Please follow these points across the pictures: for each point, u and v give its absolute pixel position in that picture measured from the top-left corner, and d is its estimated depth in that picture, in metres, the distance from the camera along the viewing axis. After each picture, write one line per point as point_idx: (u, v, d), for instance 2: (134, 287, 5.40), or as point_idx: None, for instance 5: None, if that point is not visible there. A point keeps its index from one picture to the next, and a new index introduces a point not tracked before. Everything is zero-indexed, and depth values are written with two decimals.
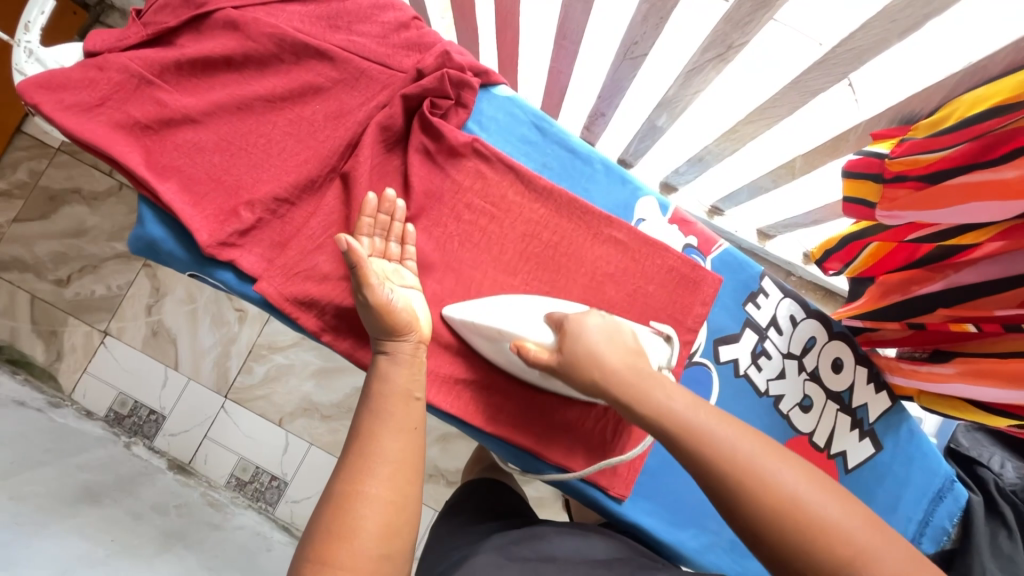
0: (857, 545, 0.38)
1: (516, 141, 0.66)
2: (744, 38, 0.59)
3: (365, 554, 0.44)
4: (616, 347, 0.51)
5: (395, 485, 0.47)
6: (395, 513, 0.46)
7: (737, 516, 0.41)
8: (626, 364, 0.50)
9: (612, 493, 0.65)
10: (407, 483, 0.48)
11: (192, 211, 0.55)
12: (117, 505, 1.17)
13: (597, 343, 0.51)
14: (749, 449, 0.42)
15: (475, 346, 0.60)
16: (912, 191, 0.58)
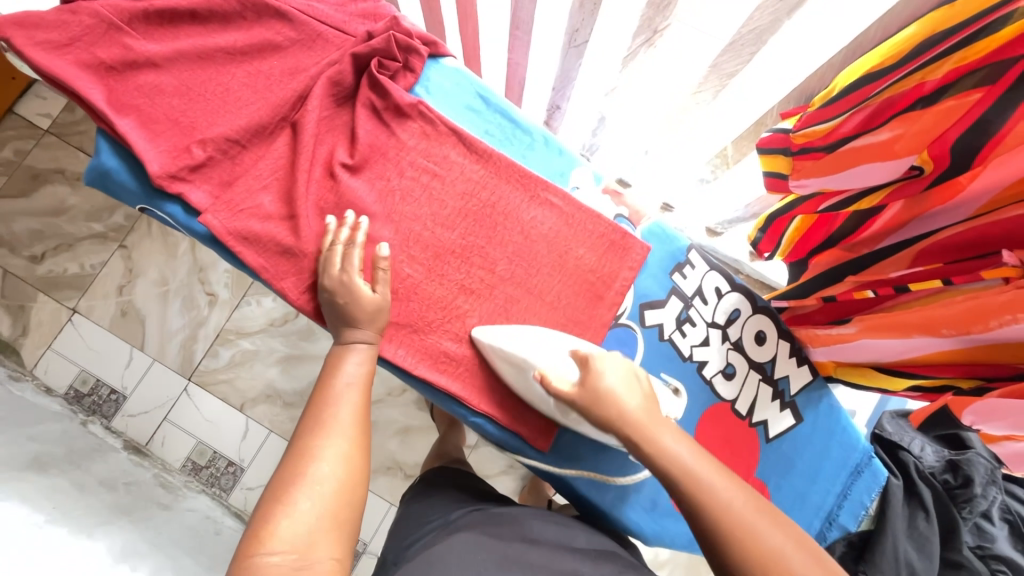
0: None
1: (460, 108, 0.70)
2: (666, 24, 0.67)
3: (311, 505, 0.46)
4: (632, 390, 0.52)
5: (348, 444, 0.52)
6: (348, 465, 0.50)
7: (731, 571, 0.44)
8: (642, 403, 0.52)
9: (534, 444, 0.67)
10: (364, 440, 0.53)
11: (146, 145, 0.59)
12: (65, 476, 1.16)
13: (617, 382, 0.53)
14: (746, 505, 0.45)
15: (498, 369, 0.65)
16: (817, 160, 0.63)
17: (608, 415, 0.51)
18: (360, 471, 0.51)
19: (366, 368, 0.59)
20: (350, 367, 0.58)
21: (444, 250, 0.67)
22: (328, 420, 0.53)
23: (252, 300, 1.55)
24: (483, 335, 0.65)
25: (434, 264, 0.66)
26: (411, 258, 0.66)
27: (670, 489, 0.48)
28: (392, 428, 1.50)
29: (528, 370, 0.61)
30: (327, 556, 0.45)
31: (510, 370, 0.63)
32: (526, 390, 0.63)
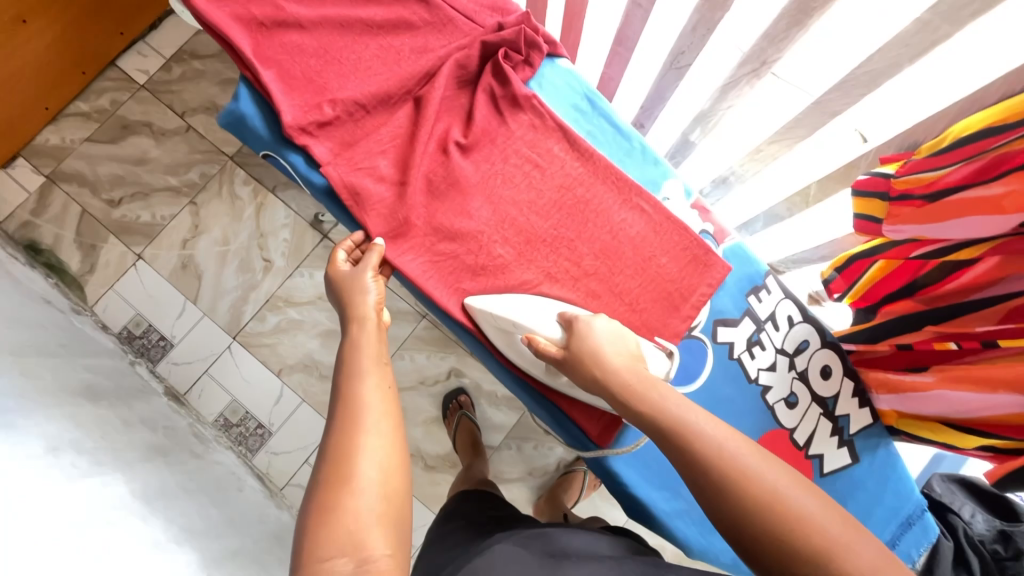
0: (831, 537, 0.40)
1: (568, 107, 0.73)
2: (779, 55, 0.66)
3: (367, 497, 0.45)
4: (617, 349, 0.56)
5: (382, 431, 0.51)
6: (385, 454, 0.49)
7: (724, 513, 0.43)
8: (625, 362, 0.55)
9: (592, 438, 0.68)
10: (395, 416, 0.54)
11: (283, 97, 0.63)
12: (112, 409, 1.21)
13: (603, 341, 0.57)
14: (740, 447, 0.46)
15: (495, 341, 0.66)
16: (915, 208, 0.60)
17: (596, 369, 0.55)
18: (399, 457, 0.51)
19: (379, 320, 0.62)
20: (365, 343, 0.59)
21: (537, 237, 0.70)
22: (355, 405, 0.53)
23: (305, 271, 1.58)
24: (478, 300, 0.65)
25: (526, 251, 0.69)
26: (503, 239, 0.68)
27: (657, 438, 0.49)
28: (421, 417, 1.51)
29: (516, 334, 0.63)
30: (384, 550, 0.43)
31: (505, 338, 0.65)
32: (519, 356, 0.65)
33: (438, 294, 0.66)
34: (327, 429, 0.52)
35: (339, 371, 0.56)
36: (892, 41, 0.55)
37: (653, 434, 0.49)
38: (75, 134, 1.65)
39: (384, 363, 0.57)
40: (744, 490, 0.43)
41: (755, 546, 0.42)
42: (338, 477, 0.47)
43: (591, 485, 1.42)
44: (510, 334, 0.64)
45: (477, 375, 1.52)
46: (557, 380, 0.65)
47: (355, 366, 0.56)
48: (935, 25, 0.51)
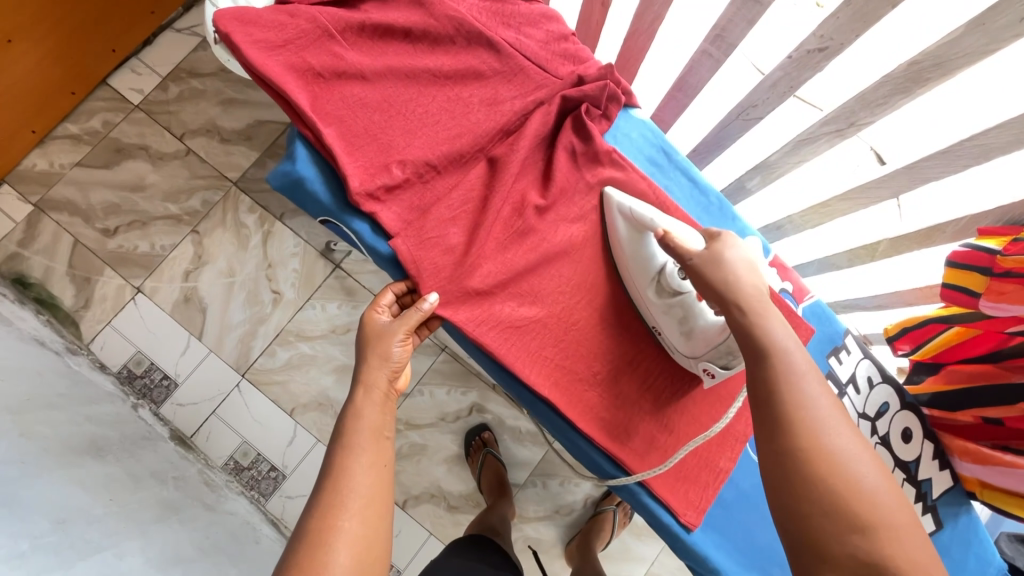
0: (879, 514, 0.39)
1: (643, 160, 0.69)
2: (871, 118, 0.62)
3: None
4: (755, 275, 0.53)
5: (367, 520, 0.48)
6: (365, 547, 0.47)
7: (782, 442, 0.43)
8: (760, 286, 0.52)
9: (683, 520, 0.62)
10: (384, 506, 0.50)
11: (347, 157, 0.57)
12: (119, 464, 1.12)
13: (743, 262, 0.53)
14: (829, 404, 0.44)
15: (613, 236, 0.63)
16: (1023, 286, 0.56)
17: (725, 278, 0.52)
18: (380, 547, 0.48)
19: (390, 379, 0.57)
20: (369, 411, 0.55)
21: (619, 303, 0.65)
22: (340, 488, 0.49)
23: (316, 303, 1.51)
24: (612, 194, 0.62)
25: (607, 317, 0.64)
26: (585, 309, 0.64)
27: (751, 357, 0.47)
28: (442, 454, 1.45)
29: (648, 229, 0.60)
30: None
31: (623, 236, 0.62)
32: (633, 255, 0.61)
33: (521, 365, 0.60)
34: (313, 496, 0.50)
35: (333, 442, 0.53)
36: (1018, 118, 0.50)
37: (750, 353, 0.48)
38: (65, 158, 1.54)
39: (386, 439, 0.53)
40: (800, 440, 0.42)
41: (780, 467, 0.42)
42: (312, 558, 0.45)
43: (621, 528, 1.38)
44: (637, 232, 0.61)
45: (501, 410, 1.47)
46: (651, 299, 0.61)
47: (350, 436, 0.53)
48: None
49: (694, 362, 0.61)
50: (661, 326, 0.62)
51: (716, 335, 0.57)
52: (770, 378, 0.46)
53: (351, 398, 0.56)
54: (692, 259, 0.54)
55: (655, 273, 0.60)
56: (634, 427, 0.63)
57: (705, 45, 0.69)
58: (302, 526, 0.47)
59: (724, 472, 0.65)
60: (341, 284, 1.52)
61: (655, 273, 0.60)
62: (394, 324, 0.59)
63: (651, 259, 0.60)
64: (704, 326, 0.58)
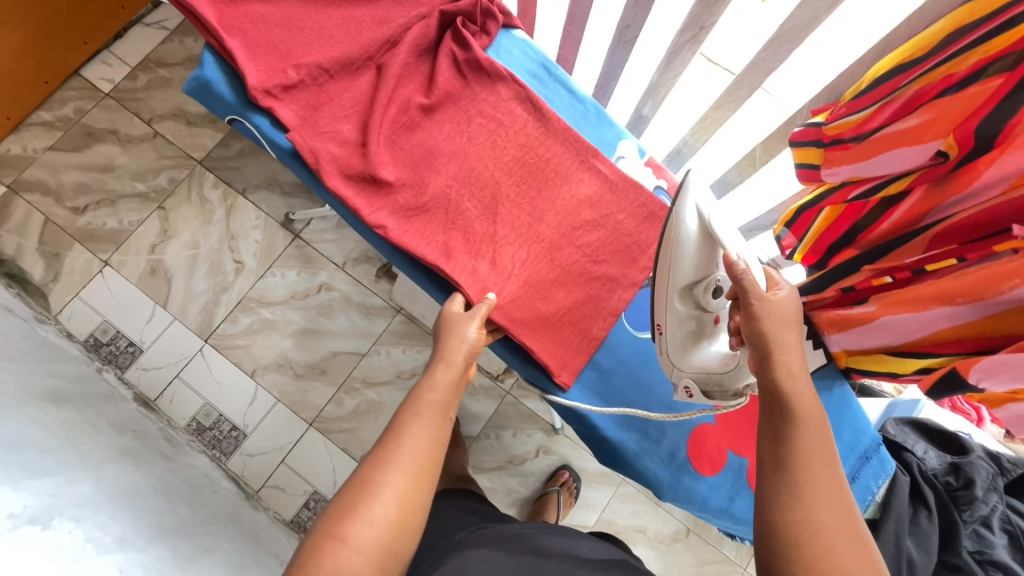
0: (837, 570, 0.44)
1: (525, 73, 0.78)
2: (714, 19, 0.72)
3: (366, 541, 0.47)
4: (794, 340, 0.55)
5: (411, 488, 0.51)
6: (403, 515, 0.49)
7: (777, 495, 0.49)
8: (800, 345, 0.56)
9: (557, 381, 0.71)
10: (432, 479, 0.52)
11: (248, 62, 0.65)
12: (78, 412, 1.18)
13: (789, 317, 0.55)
14: (841, 484, 0.48)
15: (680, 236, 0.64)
16: (846, 150, 0.65)
17: (777, 333, 0.54)
18: (415, 525, 0.50)
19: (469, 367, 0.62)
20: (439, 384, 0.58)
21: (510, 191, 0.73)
22: (402, 439, 0.53)
23: (276, 271, 1.58)
24: (690, 189, 0.62)
25: (492, 205, 0.72)
26: (474, 200, 0.71)
27: (780, 417, 0.52)
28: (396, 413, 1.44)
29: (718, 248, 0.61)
30: None
31: (689, 234, 0.63)
32: (692, 257, 0.63)
33: (413, 242, 0.67)
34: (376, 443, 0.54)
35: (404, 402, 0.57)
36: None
37: (780, 416, 0.52)
38: (38, 143, 1.63)
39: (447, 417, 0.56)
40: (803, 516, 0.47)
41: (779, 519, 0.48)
42: (356, 502, 0.49)
43: (568, 503, 1.40)
44: (704, 239, 0.62)
45: None
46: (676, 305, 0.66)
47: (426, 399, 0.57)
48: None
49: (680, 375, 0.69)
50: (668, 330, 0.68)
51: (713, 364, 0.65)
52: (788, 437, 0.51)
53: (429, 370, 0.60)
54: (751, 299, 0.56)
55: (694, 281, 0.65)
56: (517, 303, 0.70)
57: None
58: (358, 468, 0.52)
59: (596, 339, 0.74)
60: (300, 253, 1.60)
61: (693, 282, 0.64)
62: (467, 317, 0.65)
63: (700, 267, 0.64)
64: (709, 350, 0.65)
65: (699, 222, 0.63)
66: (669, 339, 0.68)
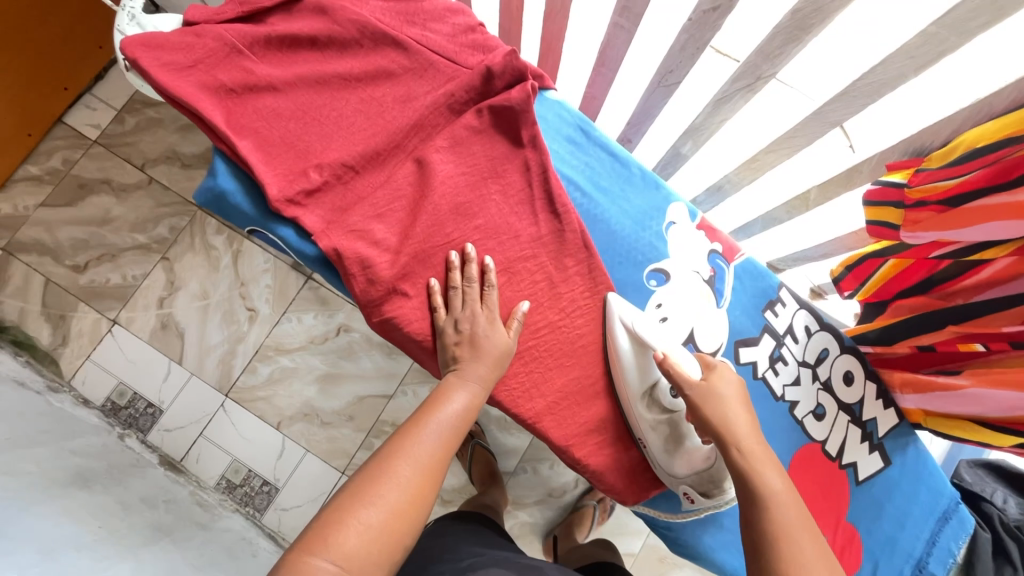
0: None
1: (562, 140, 0.71)
2: (773, 70, 0.64)
3: (369, 522, 0.46)
4: (743, 416, 0.58)
5: (421, 479, 0.50)
6: (414, 500, 0.49)
7: None
8: (750, 421, 0.58)
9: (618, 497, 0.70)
10: (440, 476, 0.52)
11: (264, 168, 0.59)
12: (107, 493, 1.12)
13: (729, 396, 0.59)
14: (821, 555, 0.47)
15: (616, 350, 0.64)
16: (934, 214, 0.59)
17: (718, 413, 0.57)
18: (421, 514, 0.49)
19: (468, 414, 0.57)
20: (456, 397, 0.57)
21: (558, 275, 0.66)
22: (384, 476, 0.49)
23: (292, 316, 1.53)
24: (617, 307, 0.65)
25: (539, 294, 0.66)
26: (520, 293, 0.65)
27: (750, 503, 0.52)
28: None
29: (649, 351, 0.64)
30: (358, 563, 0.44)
31: (625, 350, 0.64)
32: (635, 370, 0.64)
33: None
34: (384, 445, 0.53)
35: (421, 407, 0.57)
36: (896, 53, 0.53)
37: (748, 500, 0.52)
38: (29, 200, 1.55)
39: (464, 421, 0.57)
40: None
41: None
42: (366, 488, 0.48)
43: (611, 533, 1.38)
44: (640, 348, 0.64)
45: None
46: (642, 414, 0.65)
47: (416, 441, 0.53)
48: (942, 37, 0.49)
49: (676, 482, 0.67)
50: (648, 440, 0.65)
51: (699, 462, 0.64)
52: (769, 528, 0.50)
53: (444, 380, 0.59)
54: (691, 391, 0.59)
55: (649, 387, 0.65)
56: (578, 397, 0.66)
57: (617, 18, 0.71)
58: (367, 463, 0.51)
59: None
60: (314, 294, 1.55)
61: (648, 389, 0.65)
62: (491, 330, 0.61)
63: (648, 376, 0.64)
64: (691, 448, 0.64)
65: (628, 335, 0.64)
66: (649, 446, 0.66)
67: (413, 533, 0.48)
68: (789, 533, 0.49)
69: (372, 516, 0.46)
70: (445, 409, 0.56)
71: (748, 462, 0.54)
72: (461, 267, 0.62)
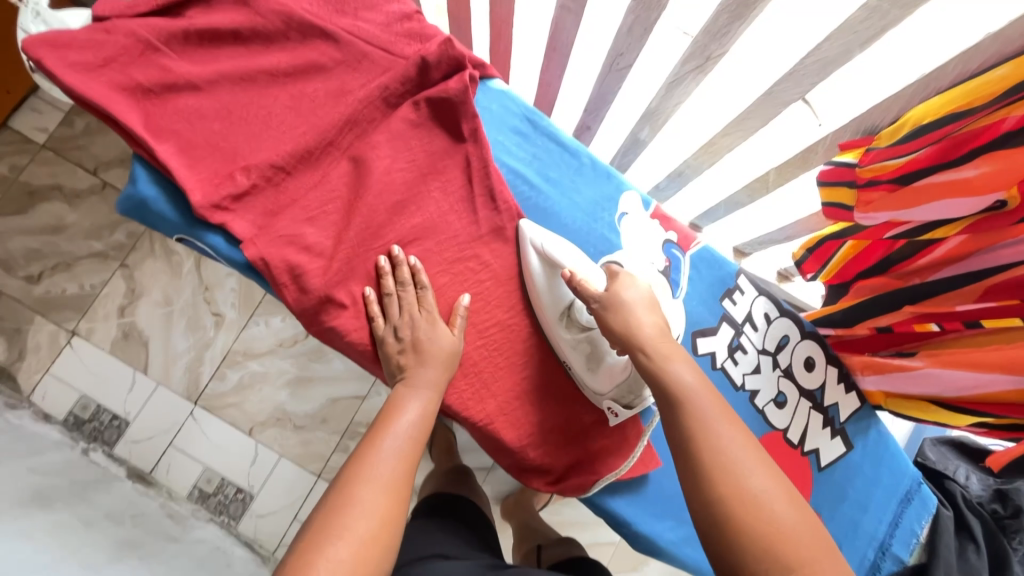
0: (773, 526, 0.41)
1: (508, 131, 0.68)
2: (722, 50, 0.62)
3: (340, 557, 0.42)
4: (652, 317, 0.54)
5: (388, 499, 0.47)
6: (385, 523, 0.45)
7: (694, 484, 0.44)
8: (657, 323, 0.54)
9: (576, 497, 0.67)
10: (407, 492, 0.49)
11: (187, 172, 0.55)
12: (68, 511, 1.06)
13: (636, 301, 0.55)
14: (736, 439, 0.45)
15: (529, 270, 0.62)
16: (886, 194, 0.58)
17: (623, 320, 0.54)
18: (395, 536, 0.46)
19: (425, 424, 0.54)
20: (409, 409, 0.54)
21: (504, 274, 0.64)
22: (348, 506, 0.45)
23: (260, 319, 1.50)
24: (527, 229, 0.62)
25: (487, 293, 0.64)
26: (466, 292, 0.63)
27: (666, 406, 0.49)
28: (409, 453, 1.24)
29: (559, 270, 0.61)
30: None
31: (535, 271, 0.62)
32: (548, 291, 0.62)
33: None
34: (338, 474, 0.49)
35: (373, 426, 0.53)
36: (840, 29, 0.51)
37: (663, 403, 0.49)
38: None
39: (422, 430, 0.54)
40: (722, 490, 0.43)
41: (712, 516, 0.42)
42: (330, 524, 0.44)
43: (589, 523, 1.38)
44: (550, 268, 0.62)
45: None
46: (561, 334, 0.63)
47: (373, 463, 0.49)
48: (884, 10, 0.47)
49: (599, 399, 0.65)
50: (570, 361, 0.64)
51: (619, 375, 0.62)
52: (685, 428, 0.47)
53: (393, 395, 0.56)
54: (597, 302, 0.56)
55: (565, 308, 0.63)
56: (532, 396, 0.65)
57: (563, 0, 0.67)
58: (325, 497, 0.47)
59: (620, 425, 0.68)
60: None
61: (564, 309, 0.63)
62: (438, 334, 0.58)
63: (560, 295, 0.62)
64: (610, 363, 0.62)
65: (538, 256, 0.62)
66: (571, 363, 0.64)
67: (389, 557, 0.45)
68: (704, 424, 0.46)
69: (339, 553, 0.42)
70: (398, 423, 0.53)
71: (656, 363, 0.51)
72: (393, 264, 0.60)
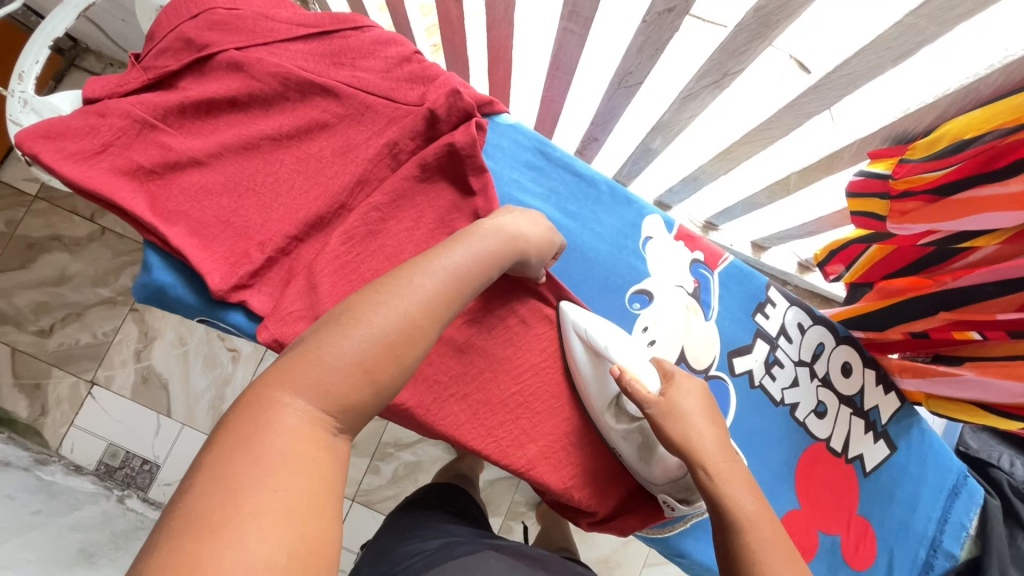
0: None
1: (522, 167, 0.66)
2: (740, 67, 0.59)
3: (331, 376, 0.35)
4: (712, 430, 0.53)
5: (403, 335, 0.38)
6: (387, 358, 0.37)
7: None
8: (717, 438, 0.52)
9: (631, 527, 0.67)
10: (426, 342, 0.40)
11: (202, 255, 0.53)
12: (115, 566, 0.91)
13: (694, 410, 0.53)
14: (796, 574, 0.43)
15: (576, 359, 0.61)
16: (923, 204, 0.55)
17: (682, 431, 0.52)
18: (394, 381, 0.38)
19: (462, 277, 0.45)
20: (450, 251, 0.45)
21: (533, 316, 0.62)
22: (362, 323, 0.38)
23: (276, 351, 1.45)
24: (570, 318, 0.61)
25: (519, 338, 0.62)
26: (496, 339, 0.61)
27: (723, 533, 0.47)
28: (439, 467, 1.25)
29: (607, 363, 0.59)
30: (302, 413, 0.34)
31: (581, 358, 0.61)
32: (596, 382, 0.60)
33: (453, 422, 0.58)
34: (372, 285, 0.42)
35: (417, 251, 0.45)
36: (871, 45, 0.48)
37: (721, 527, 0.48)
38: None
39: (460, 276, 0.45)
40: None
41: None
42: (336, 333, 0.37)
43: None
44: (596, 357, 0.60)
45: None
46: (611, 424, 0.61)
47: (403, 287, 0.41)
48: (920, 27, 0.44)
49: (654, 489, 0.62)
50: (622, 450, 0.62)
51: (675, 470, 0.58)
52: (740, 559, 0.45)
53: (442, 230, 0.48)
54: (650, 407, 0.54)
55: (611, 398, 0.61)
56: (575, 435, 0.64)
57: (565, 23, 0.64)
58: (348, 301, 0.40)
59: None
60: None
61: (611, 399, 0.61)
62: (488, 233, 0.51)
63: (607, 387, 0.60)
64: (662, 456, 0.58)
65: (583, 343, 0.60)
66: (623, 450, 0.61)
67: (379, 393, 0.37)
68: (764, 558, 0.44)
69: (332, 371, 0.35)
70: (442, 259, 0.44)
71: (719, 487, 0.49)
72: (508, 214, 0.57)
